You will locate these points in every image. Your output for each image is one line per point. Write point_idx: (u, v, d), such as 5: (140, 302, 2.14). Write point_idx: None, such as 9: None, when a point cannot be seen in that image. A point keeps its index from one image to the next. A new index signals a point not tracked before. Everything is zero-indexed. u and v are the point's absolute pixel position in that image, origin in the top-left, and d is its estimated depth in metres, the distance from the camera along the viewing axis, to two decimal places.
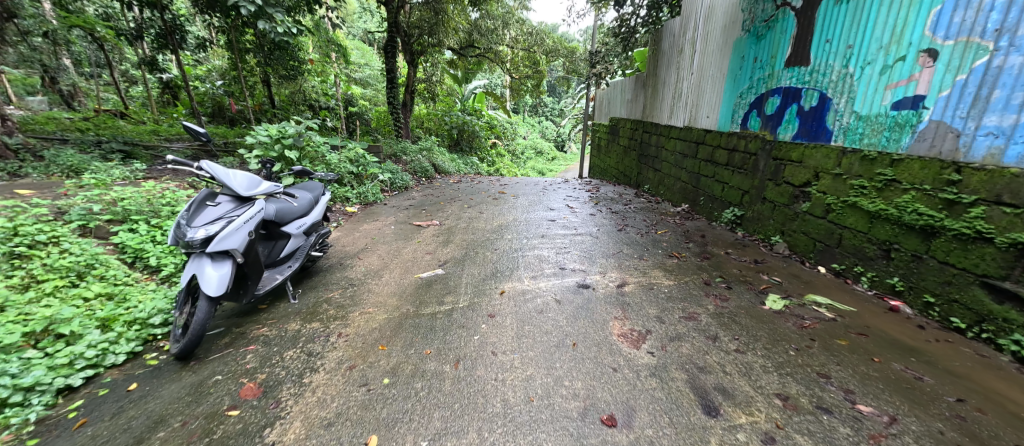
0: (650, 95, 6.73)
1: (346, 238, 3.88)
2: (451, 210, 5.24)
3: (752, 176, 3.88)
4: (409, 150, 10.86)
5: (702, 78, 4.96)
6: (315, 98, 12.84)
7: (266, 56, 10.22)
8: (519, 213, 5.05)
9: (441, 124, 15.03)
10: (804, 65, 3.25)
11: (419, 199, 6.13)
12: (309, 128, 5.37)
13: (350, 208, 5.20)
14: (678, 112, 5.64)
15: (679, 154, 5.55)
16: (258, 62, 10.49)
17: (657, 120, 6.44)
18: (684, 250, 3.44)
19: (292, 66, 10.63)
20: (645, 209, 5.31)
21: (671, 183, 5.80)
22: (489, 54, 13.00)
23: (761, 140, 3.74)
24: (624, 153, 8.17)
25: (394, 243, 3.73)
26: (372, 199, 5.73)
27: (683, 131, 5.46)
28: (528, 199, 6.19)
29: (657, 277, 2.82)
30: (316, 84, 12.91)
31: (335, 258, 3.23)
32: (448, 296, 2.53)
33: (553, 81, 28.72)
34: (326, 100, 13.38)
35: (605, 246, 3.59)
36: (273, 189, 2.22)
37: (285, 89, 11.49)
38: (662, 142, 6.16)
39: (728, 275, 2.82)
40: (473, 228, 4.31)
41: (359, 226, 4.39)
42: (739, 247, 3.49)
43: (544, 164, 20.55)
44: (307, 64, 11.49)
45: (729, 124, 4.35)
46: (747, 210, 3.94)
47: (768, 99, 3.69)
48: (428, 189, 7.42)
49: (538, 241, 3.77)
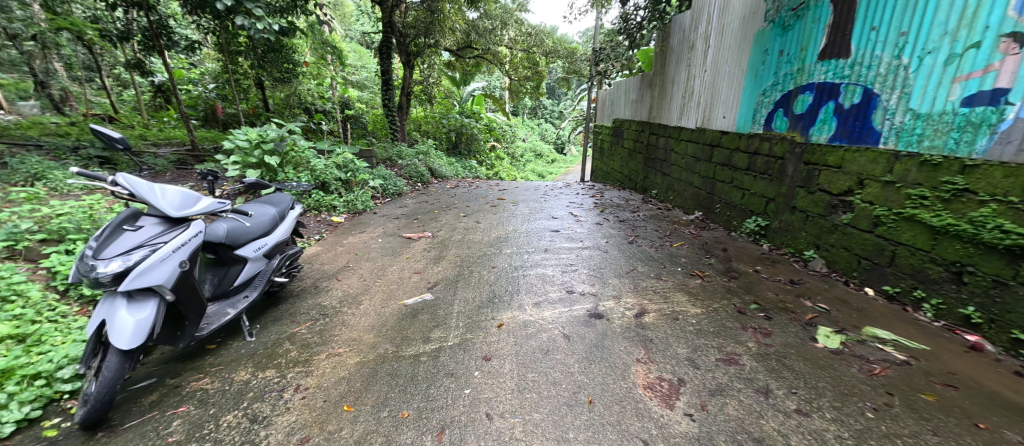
0: (657, 95, 6.34)
1: (327, 254, 3.48)
2: (446, 220, 4.85)
3: (779, 183, 3.48)
4: (405, 155, 10.46)
5: (717, 76, 4.57)
6: (310, 101, 12.47)
7: (259, 58, 9.90)
8: (519, 223, 4.65)
9: (438, 126, 14.64)
10: (842, 57, 2.87)
11: (412, 207, 5.73)
12: (294, 131, 5.00)
13: (336, 218, 4.80)
14: (688, 112, 5.26)
15: (691, 157, 5.16)
16: (249, 64, 10.11)
17: (665, 121, 6.06)
18: (707, 267, 3.03)
19: (287, 68, 10.53)
20: (655, 218, 4.91)
21: (682, 189, 5.40)
22: (488, 55, 12.64)
23: (790, 142, 3.34)
24: (629, 156, 7.77)
25: (379, 260, 3.33)
26: (361, 207, 5.34)
27: (695, 132, 5.07)
28: (529, 206, 5.80)
29: (681, 303, 2.41)
30: (312, 87, 12.55)
31: (309, 280, 2.83)
32: (436, 331, 2.13)
33: (552, 82, 28.36)
34: (322, 103, 13.02)
35: (616, 262, 3.19)
36: (218, 207, 1.81)
37: (277, 92, 11.12)
38: (671, 145, 5.76)
39: (763, 301, 2.41)
40: (469, 241, 3.91)
41: (343, 239, 3.98)
42: (768, 264, 3.08)
43: (544, 167, 20.17)
44: (303, 66, 11.34)
45: (749, 124, 3.96)
46: (773, 220, 3.54)
47: (797, 96, 3.30)
48: (423, 195, 7.01)
49: (540, 257, 3.37)
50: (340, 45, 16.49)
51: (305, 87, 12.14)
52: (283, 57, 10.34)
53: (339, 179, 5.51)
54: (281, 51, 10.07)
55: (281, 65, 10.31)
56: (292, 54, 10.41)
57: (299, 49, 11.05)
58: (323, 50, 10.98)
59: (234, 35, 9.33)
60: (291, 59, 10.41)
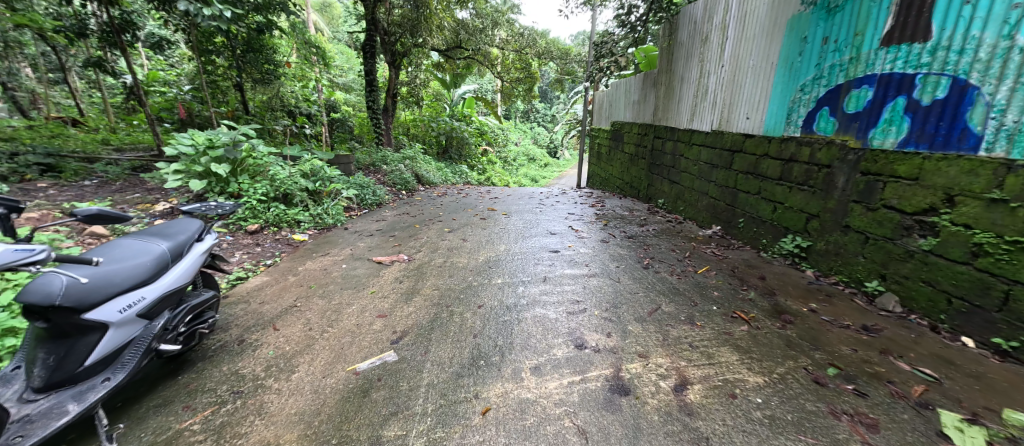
0: (663, 94, 5.76)
1: (272, 287, 2.80)
2: (428, 237, 4.18)
3: (826, 196, 2.88)
4: (390, 160, 9.79)
5: (738, 71, 3.99)
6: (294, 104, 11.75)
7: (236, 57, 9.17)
8: (513, 241, 4.01)
9: (428, 130, 13.98)
10: (917, 40, 2.28)
11: (390, 221, 5.05)
12: (250, 134, 4.33)
13: (298, 237, 4.12)
14: (701, 113, 4.67)
15: (705, 164, 4.57)
16: (226, 64, 9.37)
17: (672, 123, 5.48)
18: (749, 305, 2.41)
19: (267, 69, 9.84)
20: (666, 233, 4.30)
21: (695, 199, 4.79)
22: (478, 56, 12.03)
23: (840, 148, 2.76)
24: (631, 162, 7.17)
25: (336, 295, 2.65)
26: (330, 222, 4.67)
27: (710, 135, 4.49)
28: (523, 219, 5.17)
29: (731, 366, 1.78)
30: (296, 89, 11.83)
31: (234, 330, 2.14)
32: (394, 425, 1.46)
33: (544, 85, 27.85)
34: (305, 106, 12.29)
35: (634, 297, 2.54)
36: (12, 256, 1.16)
37: (255, 95, 10.39)
38: (681, 150, 5.17)
39: (843, 363, 1.79)
40: (453, 267, 3.25)
41: (300, 264, 3.30)
42: (823, 299, 2.47)
43: (538, 172, 19.59)
44: (285, 67, 10.66)
45: (780, 126, 3.38)
46: (818, 241, 2.95)
47: (850, 91, 2.72)
48: (406, 206, 6.34)
49: (538, 290, 2.71)
50: (325, 45, 15.77)
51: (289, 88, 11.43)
52: (263, 57, 9.71)
53: (307, 190, 4.83)
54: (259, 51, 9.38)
55: (260, 66, 9.61)
56: (272, 53, 9.75)
57: (279, 49, 10.37)
58: (305, 50, 10.30)
59: (207, 33, 8.63)
60: (272, 60, 9.77)
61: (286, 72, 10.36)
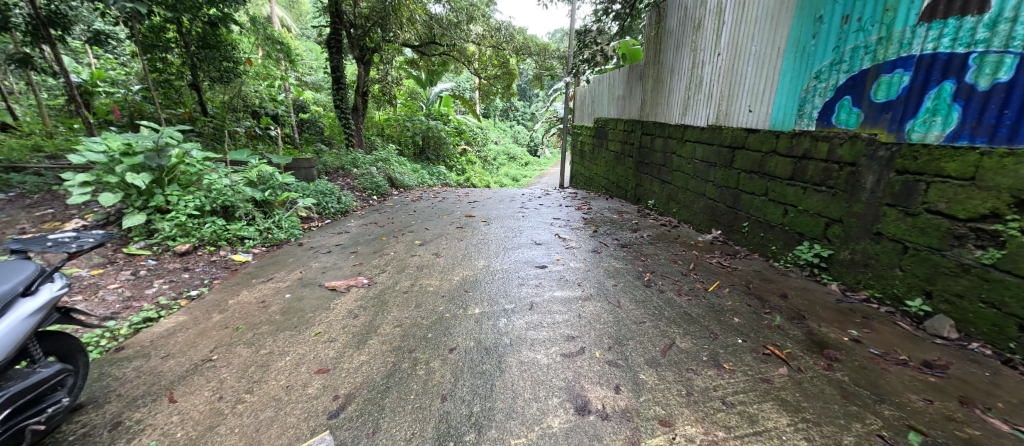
0: (651, 87, 5.36)
1: (187, 332, 2.21)
2: (395, 252, 3.65)
3: (850, 199, 2.50)
4: (361, 163, 9.15)
5: (737, 58, 3.59)
6: (259, 104, 10.86)
7: (190, 52, 8.30)
8: (493, 255, 3.51)
9: (402, 130, 13.29)
10: (970, 13, 1.91)
11: (354, 233, 4.48)
12: (177, 136, 3.70)
13: (239, 257, 3.54)
14: (695, 106, 4.29)
15: (701, 161, 4.18)
16: (178, 60, 8.48)
17: (661, 118, 5.09)
18: (780, 335, 1.99)
19: (227, 67, 9.01)
20: (662, 239, 3.89)
21: (689, 201, 4.41)
22: (454, 52, 11.45)
23: (869, 142, 2.38)
24: (617, 161, 6.78)
25: (267, 340, 2.09)
26: (282, 237, 4.08)
27: (705, 130, 4.10)
28: (504, 226, 4.69)
29: (784, 436, 1.34)
30: (260, 88, 10.99)
31: (111, 408, 1.57)
32: None
33: (522, 83, 27.38)
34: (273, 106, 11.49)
35: (640, 329, 2.09)
36: None
37: (213, 95, 9.51)
38: (672, 147, 4.79)
39: (922, 425, 1.38)
40: (422, 291, 2.72)
41: (234, 295, 2.71)
42: (862, 323, 2.08)
43: (519, 171, 19.14)
44: (246, 65, 9.83)
45: (790, 119, 2.99)
46: (841, 250, 2.57)
47: (877, 77, 2.34)
48: (375, 213, 5.75)
49: (524, 323, 2.22)
50: (290, 41, 14.79)
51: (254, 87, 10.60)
52: (222, 54, 8.84)
53: (254, 200, 4.22)
54: (217, 47, 8.55)
55: (219, 63, 8.76)
56: (232, 50, 8.95)
57: (239, 45, 9.53)
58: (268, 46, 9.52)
59: (155, 26, 7.77)
60: (231, 57, 8.96)
61: (247, 69, 9.52)
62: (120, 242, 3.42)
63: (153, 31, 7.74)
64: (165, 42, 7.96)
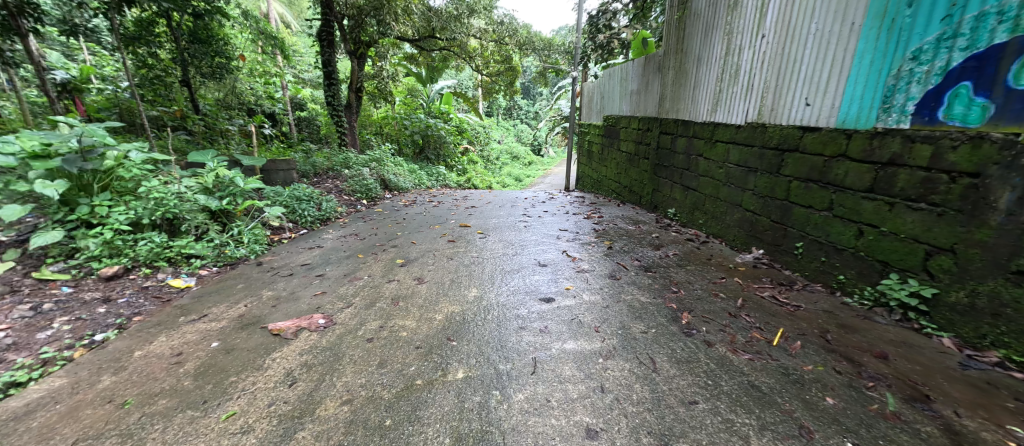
0: (671, 80, 4.70)
1: (51, 411, 1.58)
2: (370, 276, 3.02)
3: (969, 221, 1.84)
4: (353, 163, 8.55)
5: (788, 40, 2.92)
6: (252, 101, 10.29)
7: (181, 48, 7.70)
8: (488, 280, 2.87)
9: (401, 128, 12.61)
10: None
11: (329, 247, 3.84)
12: (105, 132, 3.10)
13: (179, 282, 2.92)
14: (729, 100, 3.62)
15: (736, 165, 3.52)
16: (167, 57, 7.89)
17: (685, 114, 4.43)
18: (907, 433, 1.33)
19: (219, 63, 8.43)
20: (691, 259, 3.23)
21: (720, 212, 3.75)
22: (454, 47, 10.80)
23: (1004, 146, 1.71)
24: (630, 163, 6.12)
25: (153, 431, 1.46)
26: (239, 255, 3.45)
27: (742, 128, 3.43)
28: (503, 239, 4.05)
29: None
30: (252, 85, 10.38)
31: None
32: None
33: (527, 81, 26.73)
34: (268, 104, 10.94)
35: (692, 417, 1.44)
36: None
37: (205, 92, 8.91)
38: (698, 148, 4.12)
39: None
40: (392, 339, 2.07)
41: (147, 342, 2.09)
42: (1018, 410, 1.43)
43: (522, 171, 18.49)
44: (237, 60, 9.23)
45: (868, 114, 2.33)
46: (953, 290, 1.91)
47: (1021, 54, 1.69)
48: (359, 222, 5.12)
49: (525, 400, 1.57)
50: (286, 35, 14.14)
51: (244, 84, 10.01)
52: (213, 50, 8.22)
53: (209, 209, 3.62)
54: (208, 42, 8.03)
55: (210, 59, 8.19)
56: (224, 45, 8.42)
57: (231, 39, 8.95)
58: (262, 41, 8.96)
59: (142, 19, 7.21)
60: (222, 50, 8.43)
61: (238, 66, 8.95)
62: (34, 264, 2.79)
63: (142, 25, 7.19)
64: (157, 37, 7.42)
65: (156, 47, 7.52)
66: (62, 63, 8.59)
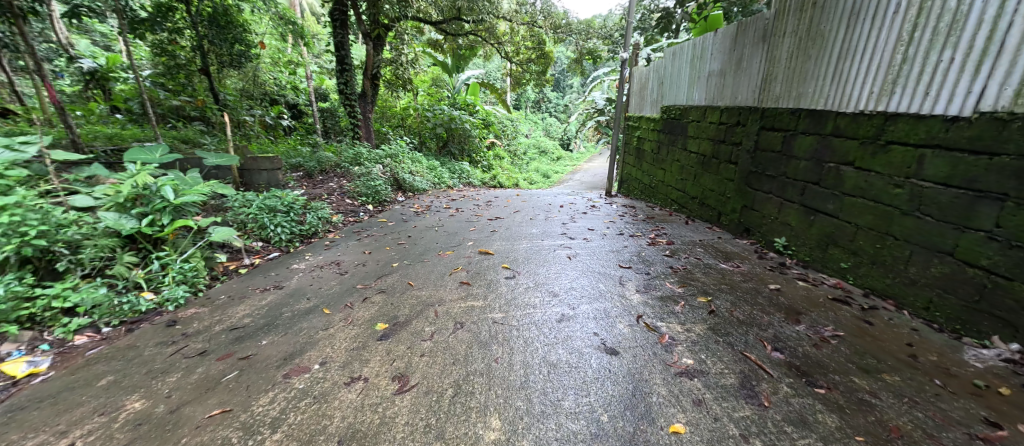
0: (790, 51, 3.23)
1: None
2: (327, 364, 1.82)
3: None
4: (364, 159, 7.50)
5: None
6: (275, 91, 9.56)
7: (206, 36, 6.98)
8: (521, 392, 1.61)
9: (423, 120, 11.46)
10: None
11: (289, 288, 2.68)
12: None
13: (26, 363, 1.80)
14: (931, 76, 2.17)
15: (945, 185, 2.09)
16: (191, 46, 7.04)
17: (814, 101, 2.97)
18: None
19: (238, 51, 7.59)
20: (875, 352, 1.85)
21: (895, 258, 2.34)
22: (483, 31, 9.53)
23: None
24: (702, 167, 4.67)
25: None
26: (154, 307, 2.33)
27: (964, 124, 2.01)
28: (538, 282, 2.77)
29: None
30: (274, 74, 9.63)
31: None
32: None
33: (557, 71, 25.31)
34: (289, 94, 10.14)
35: None
36: None
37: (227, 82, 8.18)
38: (847, 152, 2.68)
39: None
40: None
41: None
42: None
43: (552, 166, 17.17)
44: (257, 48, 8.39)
45: None
46: None
47: None
48: (353, 240, 3.98)
49: None
50: (311, 23, 13.44)
51: (266, 73, 9.25)
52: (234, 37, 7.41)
53: (118, 234, 2.52)
54: (228, 29, 7.21)
55: (231, 47, 7.41)
56: (244, 32, 7.57)
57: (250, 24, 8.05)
58: (280, 27, 8.01)
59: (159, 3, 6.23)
60: (244, 38, 7.64)
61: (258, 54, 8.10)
62: None
63: (156, 9, 6.26)
64: (174, 23, 6.54)
65: (175, 35, 6.76)
66: (91, 54, 8.02)
